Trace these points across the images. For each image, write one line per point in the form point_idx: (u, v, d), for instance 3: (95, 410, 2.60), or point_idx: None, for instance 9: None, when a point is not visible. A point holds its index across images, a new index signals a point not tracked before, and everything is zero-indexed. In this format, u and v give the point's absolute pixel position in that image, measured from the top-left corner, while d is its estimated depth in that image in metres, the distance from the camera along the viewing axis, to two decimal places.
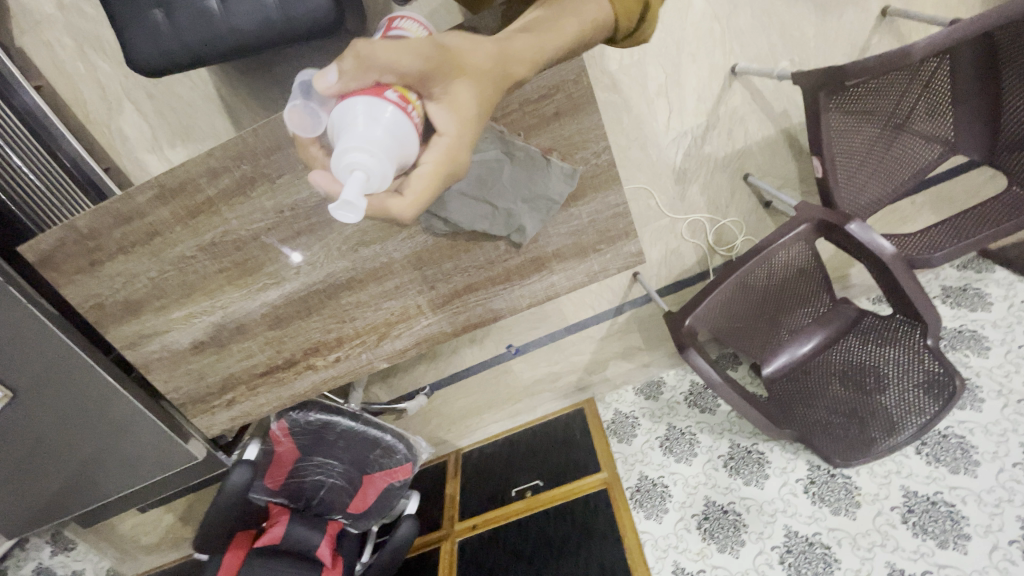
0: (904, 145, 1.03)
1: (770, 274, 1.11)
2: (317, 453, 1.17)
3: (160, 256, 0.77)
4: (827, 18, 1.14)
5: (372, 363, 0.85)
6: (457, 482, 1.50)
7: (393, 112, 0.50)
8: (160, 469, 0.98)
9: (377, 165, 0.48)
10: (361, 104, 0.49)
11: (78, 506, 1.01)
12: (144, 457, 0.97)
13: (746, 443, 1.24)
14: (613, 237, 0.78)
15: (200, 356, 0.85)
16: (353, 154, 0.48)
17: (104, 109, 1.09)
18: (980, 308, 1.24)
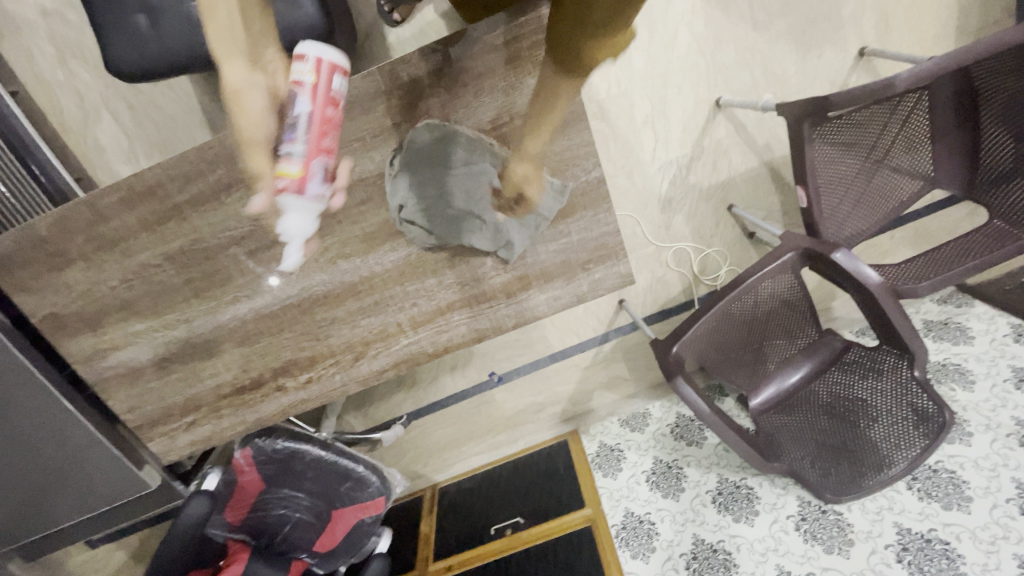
0: (886, 178, 1.05)
1: (756, 303, 1.10)
2: (283, 485, 1.08)
3: (124, 265, 0.72)
4: (807, 56, 1.18)
5: (347, 385, 0.80)
6: (433, 518, 1.42)
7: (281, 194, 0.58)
8: (111, 497, 0.90)
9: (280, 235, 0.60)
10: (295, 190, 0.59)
11: (19, 536, 0.93)
12: (93, 483, 0.89)
13: (735, 478, 1.20)
14: (602, 257, 0.76)
15: (160, 374, 0.79)
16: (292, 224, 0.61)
17: (80, 118, 1.06)
18: (962, 342, 1.25)
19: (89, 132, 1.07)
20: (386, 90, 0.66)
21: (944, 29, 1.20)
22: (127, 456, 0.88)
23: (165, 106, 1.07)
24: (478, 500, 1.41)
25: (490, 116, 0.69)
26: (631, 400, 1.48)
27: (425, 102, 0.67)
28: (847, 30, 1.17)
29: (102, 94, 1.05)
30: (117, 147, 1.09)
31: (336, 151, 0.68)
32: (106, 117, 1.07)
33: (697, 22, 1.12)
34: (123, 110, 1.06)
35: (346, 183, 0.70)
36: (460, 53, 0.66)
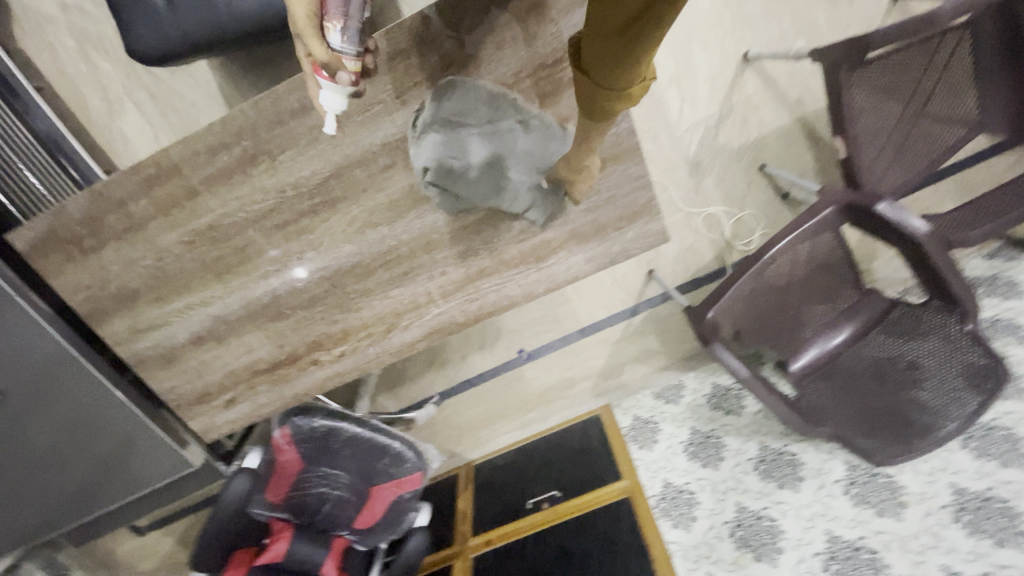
0: (931, 122, 0.98)
1: (795, 263, 1.05)
2: (322, 463, 1.10)
3: (157, 244, 0.73)
4: (838, 2, 1.12)
5: (381, 357, 0.79)
6: (469, 496, 1.43)
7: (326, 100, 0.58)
8: (157, 477, 0.93)
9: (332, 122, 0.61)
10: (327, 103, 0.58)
11: (67, 522, 0.94)
12: (139, 464, 0.91)
13: (777, 445, 1.17)
14: (635, 214, 0.74)
15: (197, 353, 0.80)
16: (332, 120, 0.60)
17: (105, 110, 1.07)
18: (1013, 295, 1.18)
19: (114, 124, 1.08)
20: (406, 48, 0.65)
21: None
22: (171, 436, 0.90)
23: (186, 93, 1.07)
24: (512, 477, 1.40)
25: (514, 69, 0.66)
26: (663, 372, 1.46)
27: (446, 59, 0.65)
28: None
29: (124, 85, 1.06)
30: (142, 138, 1.10)
31: (358, 115, 0.67)
32: (130, 108, 1.08)
33: None
34: (146, 100, 1.07)
35: (370, 149, 0.69)
36: (481, 6, 0.64)
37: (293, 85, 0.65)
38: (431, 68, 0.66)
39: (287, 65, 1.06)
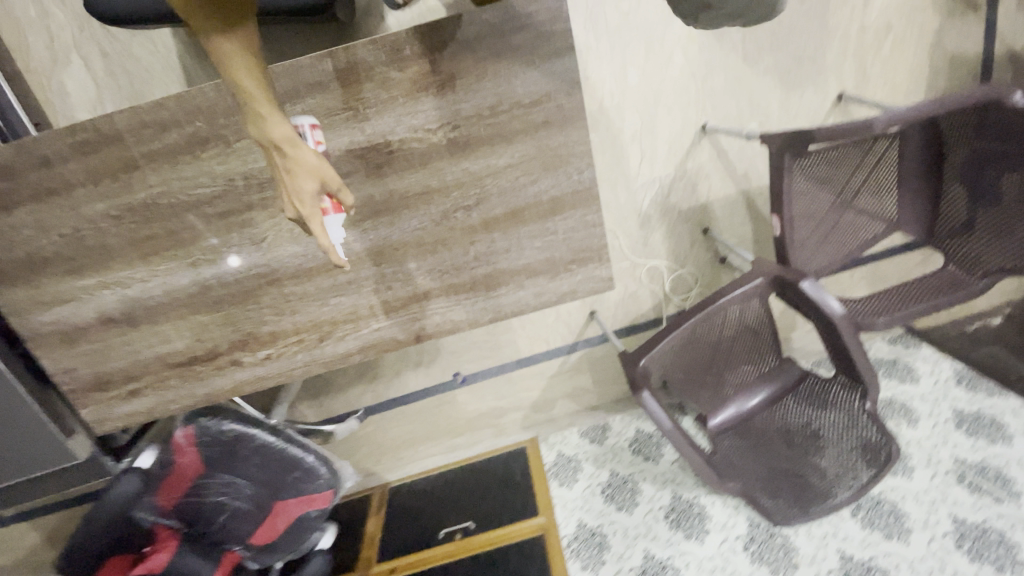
0: (853, 217, 1.09)
1: (724, 325, 1.12)
2: (223, 470, 1.01)
3: (79, 213, 0.67)
4: (790, 94, 1.23)
5: (310, 365, 0.76)
6: (379, 518, 1.38)
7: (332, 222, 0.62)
8: (28, 468, 0.83)
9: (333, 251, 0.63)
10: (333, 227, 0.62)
11: None
12: (9, 451, 0.81)
13: (688, 495, 1.21)
14: (586, 258, 0.77)
15: (104, 336, 0.73)
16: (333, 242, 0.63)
17: (48, 60, 1.00)
18: (909, 381, 1.33)
19: (55, 76, 1.00)
20: (385, 62, 0.64)
21: (917, 84, 1.28)
22: (56, 423, 0.81)
23: (142, 58, 1.01)
24: (427, 503, 1.37)
25: (491, 99, 0.67)
26: (592, 412, 1.49)
27: (426, 78, 0.65)
28: (829, 74, 1.23)
29: (74, 37, 0.99)
30: (85, 96, 1.03)
31: (324, 118, 0.65)
32: (76, 62, 1.01)
33: (692, 46, 1.15)
34: (96, 57, 1.00)
35: (332, 153, 0.67)
36: (467, 33, 0.64)
37: None
38: (408, 85, 0.65)
39: None
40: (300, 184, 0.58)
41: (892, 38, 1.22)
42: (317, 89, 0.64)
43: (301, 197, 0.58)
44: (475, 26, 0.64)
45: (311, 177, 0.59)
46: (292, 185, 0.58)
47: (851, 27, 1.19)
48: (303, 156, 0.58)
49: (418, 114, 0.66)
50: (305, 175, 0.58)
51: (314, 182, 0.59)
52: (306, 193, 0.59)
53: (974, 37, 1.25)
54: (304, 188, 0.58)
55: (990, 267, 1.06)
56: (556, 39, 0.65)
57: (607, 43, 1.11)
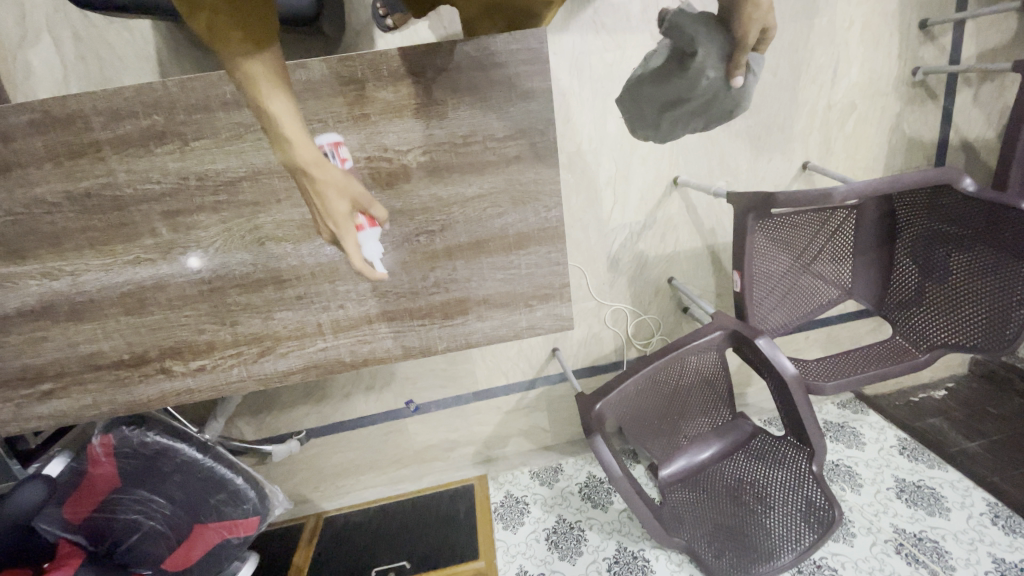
0: (809, 281, 1.13)
1: (681, 375, 1.13)
2: (142, 486, 0.93)
3: (12, 195, 0.62)
4: (759, 158, 1.28)
5: (245, 381, 0.72)
6: (309, 551, 1.29)
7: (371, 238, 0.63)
8: None
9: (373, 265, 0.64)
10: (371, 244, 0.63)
11: None
12: None
13: (633, 547, 1.19)
14: (547, 296, 0.76)
15: (22, 329, 0.67)
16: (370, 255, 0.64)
17: (15, 36, 0.96)
18: (854, 446, 1.35)
19: (21, 54, 0.97)
20: (362, 80, 0.64)
21: (876, 162, 1.35)
22: None
23: (117, 45, 0.98)
24: (362, 538, 1.30)
25: (466, 127, 0.67)
26: (545, 452, 1.45)
27: (404, 101, 0.65)
28: (796, 144, 1.29)
29: (48, 17, 0.96)
30: (49, 77, 0.99)
31: None
32: (46, 42, 0.98)
33: None
34: (68, 39, 0.97)
35: None
36: (448, 62, 0.64)
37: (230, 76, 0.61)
38: (383, 104, 0.64)
39: None
40: (335, 207, 0.58)
41: (855, 118, 1.30)
42: None
43: (337, 220, 0.59)
44: (457, 55, 0.64)
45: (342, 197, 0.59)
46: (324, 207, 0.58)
47: (818, 103, 1.26)
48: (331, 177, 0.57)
49: (389, 134, 0.65)
50: (338, 197, 0.58)
51: (347, 202, 0.59)
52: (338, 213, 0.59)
53: (930, 125, 1.34)
54: (338, 209, 0.58)
55: (932, 341, 1.10)
56: (536, 78, 0.66)
57: (590, 90, 1.15)
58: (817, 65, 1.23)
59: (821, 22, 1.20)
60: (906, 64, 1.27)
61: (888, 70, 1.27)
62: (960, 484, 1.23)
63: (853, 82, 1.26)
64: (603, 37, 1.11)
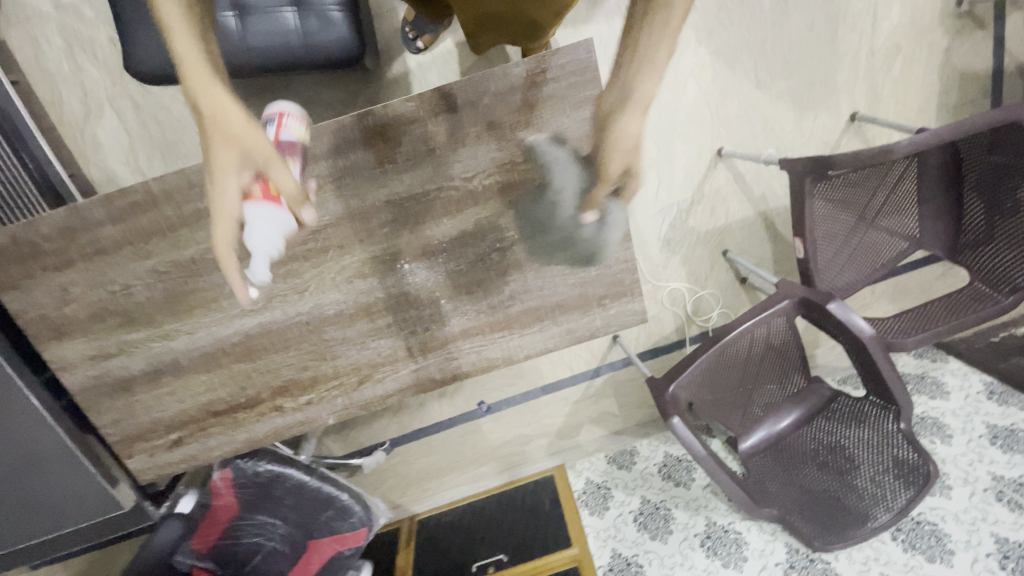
0: (876, 236, 1.10)
1: (751, 346, 1.13)
2: (261, 511, 1.02)
3: (127, 270, 0.69)
4: (804, 116, 1.25)
5: (349, 408, 0.77)
6: (409, 553, 1.36)
7: (260, 211, 0.52)
8: (94, 494, 0.84)
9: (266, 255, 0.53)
10: (264, 219, 0.52)
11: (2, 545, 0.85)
12: (76, 482, 0.83)
13: (723, 521, 1.22)
14: (619, 293, 0.78)
15: (149, 387, 0.75)
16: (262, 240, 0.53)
17: (81, 112, 1.04)
18: (938, 396, 1.31)
19: (89, 129, 1.05)
20: (422, 117, 0.66)
21: (929, 101, 1.29)
22: (100, 472, 0.83)
23: (173, 107, 1.05)
24: (456, 535, 1.37)
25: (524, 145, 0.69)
26: (618, 436, 1.48)
27: (463, 130, 0.67)
28: (841, 95, 1.25)
29: (108, 91, 1.03)
30: (117, 146, 1.07)
31: (366, 171, 0.67)
32: (108, 114, 1.05)
33: (705, 74, 1.18)
34: (128, 108, 1.05)
35: (372, 205, 0.68)
36: (499, 85, 0.66)
37: (305, 133, 0.65)
38: (444, 136, 0.67)
39: None
40: (224, 169, 0.51)
41: (902, 59, 1.24)
42: (360, 146, 0.66)
43: (221, 189, 0.51)
44: (506, 79, 0.66)
45: (234, 150, 0.51)
46: (216, 174, 0.51)
47: (861, 50, 1.21)
48: (224, 130, 0.50)
49: (454, 164, 0.68)
50: (235, 169, 0.51)
51: (238, 167, 0.51)
52: (227, 187, 0.51)
53: (985, 53, 1.26)
54: (226, 167, 0.50)
55: (1016, 282, 1.06)
56: (586, 88, 0.67)
57: None
58: (856, 12, 1.18)
59: None
60: None
61: (931, 4, 1.20)
62: None
63: (895, 23, 1.21)
64: None
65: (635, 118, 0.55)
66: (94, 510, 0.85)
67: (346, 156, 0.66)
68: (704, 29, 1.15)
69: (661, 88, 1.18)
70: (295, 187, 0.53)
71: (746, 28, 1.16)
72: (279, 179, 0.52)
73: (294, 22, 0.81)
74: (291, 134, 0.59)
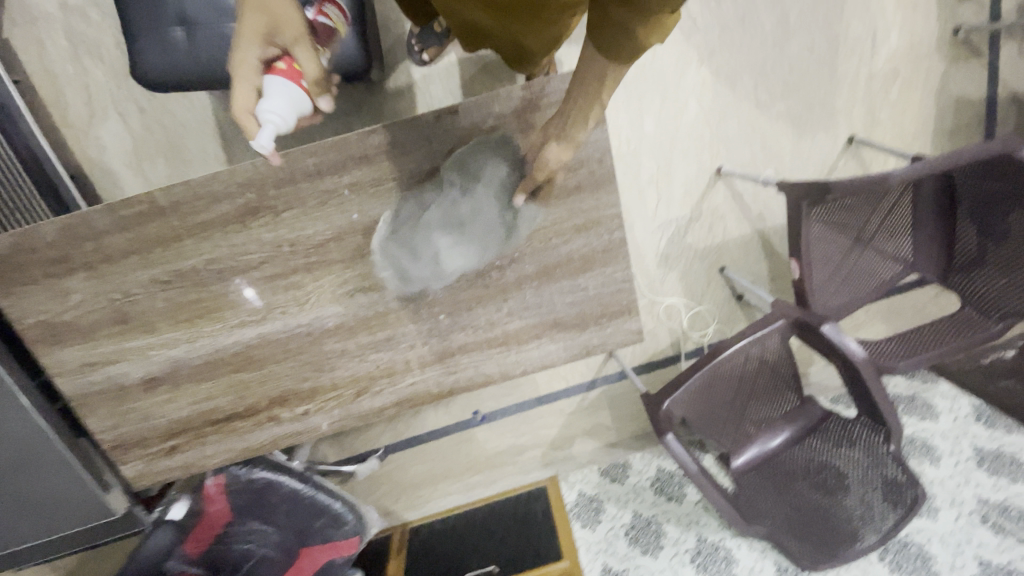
0: (870, 258, 1.11)
1: (746, 364, 1.14)
2: (253, 516, 1.02)
3: (129, 278, 0.69)
4: (802, 138, 1.27)
5: (346, 419, 0.78)
6: (401, 557, 1.36)
7: (276, 80, 0.61)
8: (87, 500, 0.84)
9: (276, 121, 0.61)
10: (277, 85, 0.61)
11: None
12: (70, 488, 0.83)
13: (713, 538, 1.23)
14: (616, 312, 0.79)
15: (147, 394, 0.75)
16: (270, 112, 0.61)
17: (87, 115, 1.05)
18: (928, 417, 1.33)
19: (93, 132, 1.05)
20: (427, 136, 0.67)
21: (925, 126, 1.31)
22: (94, 479, 0.83)
23: (178, 112, 1.06)
24: (447, 544, 1.38)
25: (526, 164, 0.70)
26: (611, 449, 1.49)
27: (468, 150, 0.68)
28: (839, 119, 1.26)
29: (114, 95, 1.04)
30: (121, 150, 1.08)
31: (371, 187, 0.68)
32: (113, 118, 1.06)
33: (707, 94, 1.20)
34: (133, 112, 1.05)
35: (375, 220, 0.69)
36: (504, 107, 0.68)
37: (311, 149, 0.65)
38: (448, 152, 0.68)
39: None
40: (253, 35, 0.61)
41: (900, 84, 1.26)
42: (365, 162, 0.67)
43: (245, 57, 0.61)
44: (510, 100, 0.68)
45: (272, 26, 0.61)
46: (243, 41, 0.61)
47: (860, 74, 1.23)
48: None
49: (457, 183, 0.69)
50: (263, 36, 0.61)
51: (266, 38, 0.62)
52: (251, 57, 0.61)
53: (981, 81, 1.28)
54: (257, 40, 0.61)
55: (1005, 310, 1.08)
56: None
57: (624, 94, 1.16)
58: (855, 37, 1.20)
59: None
60: (947, 23, 1.22)
61: (929, 31, 1.22)
62: None
63: (893, 48, 1.23)
64: None
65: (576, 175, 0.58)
66: (87, 516, 0.86)
67: (350, 172, 0.67)
68: (706, 50, 1.17)
69: (663, 106, 1.19)
70: (313, 69, 0.63)
71: (747, 50, 1.18)
72: (300, 51, 0.62)
73: None
74: (329, 25, 0.76)
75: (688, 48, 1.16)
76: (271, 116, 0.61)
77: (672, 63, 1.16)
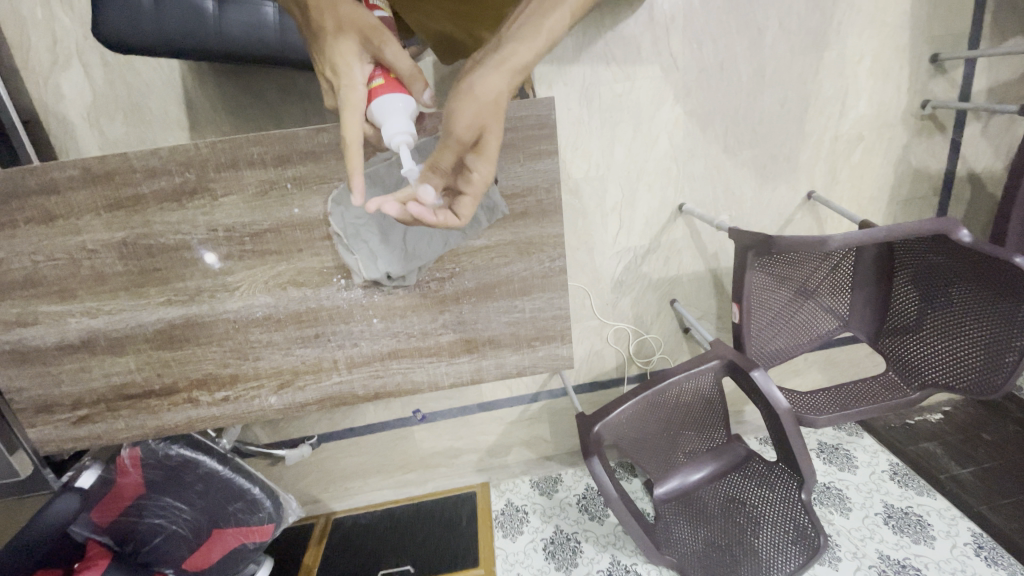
0: (808, 312, 1.16)
1: (678, 398, 1.18)
2: (166, 493, 1.00)
3: (55, 242, 0.67)
4: (764, 186, 1.31)
5: (266, 409, 0.77)
6: (317, 550, 1.38)
7: (388, 97, 0.58)
8: None
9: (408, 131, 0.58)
10: (389, 103, 0.58)
11: None
12: None
13: (626, 561, 1.26)
14: (549, 337, 0.80)
15: (63, 360, 0.73)
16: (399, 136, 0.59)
17: (47, 61, 1.01)
18: (847, 469, 1.39)
19: (52, 79, 1.02)
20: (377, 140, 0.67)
21: (883, 191, 1.36)
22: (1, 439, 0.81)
23: (144, 72, 1.03)
24: (369, 541, 1.38)
25: None
26: (545, 462, 1.51)
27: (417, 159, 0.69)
28: (801, 173, 1.31)
29: (79, 45, 1.00)
30: (79, 101, 1.04)
31: (314, 183, 0.67)
32: (76, 68, 1.02)
33: (678, 132, 1.23)
34: (96, 65, 1.02)
35: (315, 218, 0.69)
36: None
37: (257, 138, 0.65)
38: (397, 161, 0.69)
39: (260, 80, 1.04)
40: (347, 56, 0.58)
41: (862, 149, 1.30)
42: (311, 158, 0.66)
43: (351, 84, 0.58)
44: None
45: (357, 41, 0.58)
46: (344, 65, 0.58)
47: (825, 133, 1.28)
48: (337, 16, 0.58)
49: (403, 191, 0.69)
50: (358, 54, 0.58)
51: (358, 54, 0.58)
52: (355, 78, 0.58)
53: (940, 156, 1.34)
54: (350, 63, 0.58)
55: (924, 379, 1.13)
56: (542, 141, 0.70)
57: (598, 120, 1.19)
58: (826, 98, 1.24)
59: (830, 56, 1.21)
60: (916, 96, 1.27)
61: (896, 102, 1.27)
62: (946, 513, 1.27)
63: (861, 113, 1.27)
64: (613, 69, 1.15)
65: (496, 74, 0.54)
66: None
67: (295, 166, 0.66)
68: (683, 89, 1.19)
69: (634, 137, 1.22)
70: (407, 66, 0.58)
71: (722, 95, 1.21)
72: (391, 50, 0.57)
73: (274, 18, 0.82)
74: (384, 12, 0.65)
75: (665, 85, 1.18)
76: (399, 134, 0.58)
77: (648, 97, 1.19)
